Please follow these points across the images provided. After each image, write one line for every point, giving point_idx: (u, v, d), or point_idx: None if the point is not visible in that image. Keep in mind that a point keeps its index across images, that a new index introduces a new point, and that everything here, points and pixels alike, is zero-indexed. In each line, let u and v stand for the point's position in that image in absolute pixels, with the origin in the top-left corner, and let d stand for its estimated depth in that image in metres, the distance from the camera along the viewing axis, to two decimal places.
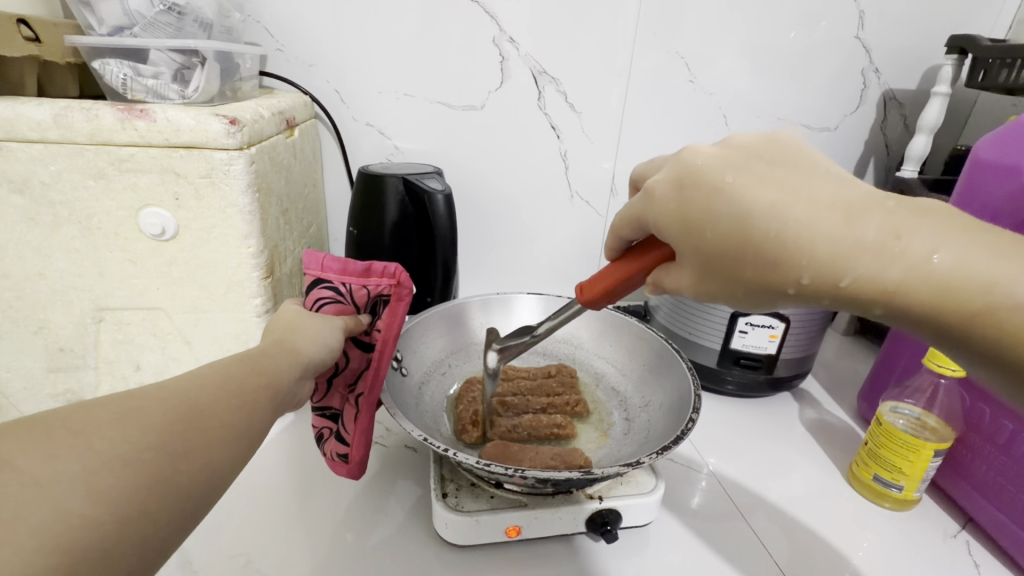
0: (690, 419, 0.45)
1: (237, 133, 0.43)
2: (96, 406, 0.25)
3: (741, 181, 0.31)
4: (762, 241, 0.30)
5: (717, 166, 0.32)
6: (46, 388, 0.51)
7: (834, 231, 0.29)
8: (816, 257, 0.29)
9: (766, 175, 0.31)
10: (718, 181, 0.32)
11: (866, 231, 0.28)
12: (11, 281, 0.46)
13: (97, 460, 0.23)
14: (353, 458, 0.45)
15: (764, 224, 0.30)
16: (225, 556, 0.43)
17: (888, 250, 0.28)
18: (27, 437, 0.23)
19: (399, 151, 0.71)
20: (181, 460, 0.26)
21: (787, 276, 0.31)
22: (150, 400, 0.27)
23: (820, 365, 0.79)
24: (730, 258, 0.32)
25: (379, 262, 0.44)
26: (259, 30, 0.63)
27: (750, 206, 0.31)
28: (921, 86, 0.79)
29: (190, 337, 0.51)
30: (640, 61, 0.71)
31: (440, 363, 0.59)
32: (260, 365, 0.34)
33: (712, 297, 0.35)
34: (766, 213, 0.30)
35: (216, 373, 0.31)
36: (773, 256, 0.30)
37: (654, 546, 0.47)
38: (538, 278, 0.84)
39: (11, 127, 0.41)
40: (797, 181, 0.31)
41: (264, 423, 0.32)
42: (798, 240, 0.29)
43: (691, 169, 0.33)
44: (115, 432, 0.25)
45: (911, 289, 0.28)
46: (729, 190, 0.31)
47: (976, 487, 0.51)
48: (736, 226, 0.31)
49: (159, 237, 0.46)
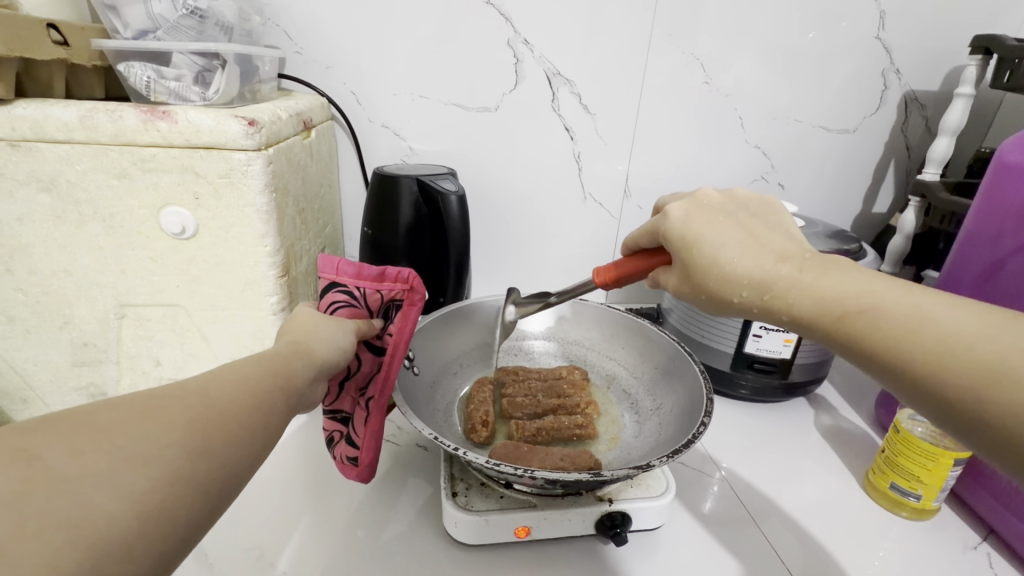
0: (701, 423, 0.44)
1: (255, 134, 0.44)
2: (118, 404, 0.26)
3: (723, 221, 0.36)
4: (727, 263, 0.35)
5: (712, 207, 0.38)
6: (70, 382, 0.52)
7: (772, 263, 0.34)
8: (756, 277, 0.34)
9: (743, 221, 0.37)
10: (712, 217, 0.37)
11: (793, 267, 0.33)
12: (38, 278, 0.48)
13: (120, 458, 0.24)
14: (362, 461, 0.45)
15: (728, 251, 0.35)
16: (239, 549, 0.43)
17: (807, 279, 0.32)
18: (54, 433, 0.24)
19: (413, 152, 0.72)
20: (199, 459, 0.26)
21: (734, 291, 0.35)
22: (171, 400, 0.27)
23: (836, 370, 0.78)
24: (700, 274, 0.36)
25: (393, 266, 0.45)
26: (278, 33, 0.64)
27: (726, 235, 0.35)
28: (944, 86, 0.77)
29: (208, 334, 0.52)
30: (655, 63, 0.70)
31: (452, 363, 0.60)
32: (276, 367, 0.34)
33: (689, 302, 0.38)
34: (730, 245, 0.35)
35: (233, 375, 0.31)
36: (727, 275, 0.35)
37: (664, 550, 0.47)
38: (551, 279, 0.84)
39: (40, 128, 0.42)
40: (760, 229, 0.36)
41: (278, 424, 0.32)
42: (744, 267, 0.34)
43: (695, 204, 0.38)
44: (136, 431, 0.25)
45: (820, 311, 0.32)
46: (716, 223, 0.36)
47: (999, 499, 0.50)
48: (710, 249, 0.35)
49: (179, 236, 0.47)
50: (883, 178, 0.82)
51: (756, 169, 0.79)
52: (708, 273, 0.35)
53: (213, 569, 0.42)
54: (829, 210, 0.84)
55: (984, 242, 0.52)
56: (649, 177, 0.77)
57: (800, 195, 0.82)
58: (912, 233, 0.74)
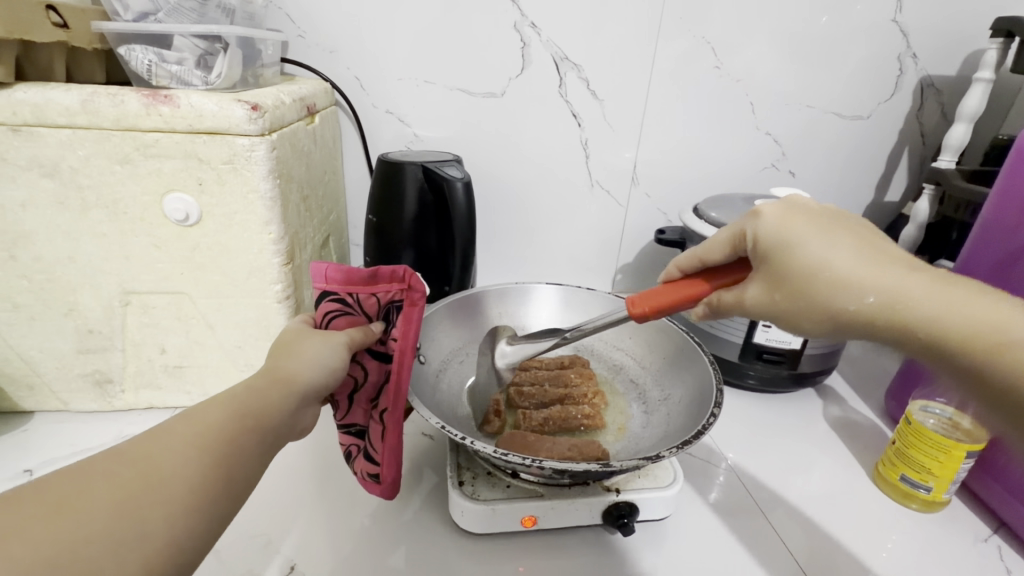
0: (711, 414, 0.44)
1: (258, 119, 0.43)
2: (67, 478, 0.25)
3: (828, 230, 0.33)
4: (839, 270, 0.32)
5: (812, 215, 0.35)
6: (76, 369, 0.52)
7: (893, 275, 0.31)
8: (877, 288, 0.31)
9: (845, 230, 0.34)
10: (813, 219, 0.34)
11: (920, 283, 0.31)
12: (41, 264, 0.47)
13: (62, 546, 0.23)
14: (384, 477, 0.43)
15: (841, 261, 0.32)
16: (247, 536, 0.44)
17: (936, 298, 0.30)
18: (62, 479, 0.25)
19: (418, 139, 0.71)
20: (191, 494, 0.27)
21: (848, 299, 0.32)
22: (122, 466, 0.26)
23: (844, 361, 0.77)
24: (802, 281, 0.33)
25: (386, 266, 0.42)
26: (281, 16, 0.63)
27: (833, 242, 0.33)
28: (962, 72, 0.75)
29: (212, 321, 0.52)
30: (665, 48, 0.69)
31: (458, 351, 0.59)
32: (246, 404, 0.31)
33: (772, 313, 0.35)
34: (842, 257, 0.32)
35: (195, 420, 0.29)
36: (838, 284, 0.32)
37: (671, 540, 0.46)
38: (558, 268, 0.83)
39: (41, 112, 0.41)
40: (871, 244, 0.33)
41: (253, 465, 0.30)
42: (862, 280, 0.31)
43: (794, 210, 0.35)
44: (82, 511, 0.24)
45: (958, 330, 0.29)
46: (821, 229, 0.33)
47: (1011, 491, 0.49)
48: (818, 257, 0.32)
49: (182, 222, 0.46)
50: (898, 165, 0.80)
51: (767, 156, 0.77)
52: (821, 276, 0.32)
53: (220, 555, 0.42)
54: (843, 198, 0.82)
55: (1000, 233, 0.51)
56: (657, 166, 0.76)
57: (813, 184, 0.80)
58: (924, 223, 0.72)
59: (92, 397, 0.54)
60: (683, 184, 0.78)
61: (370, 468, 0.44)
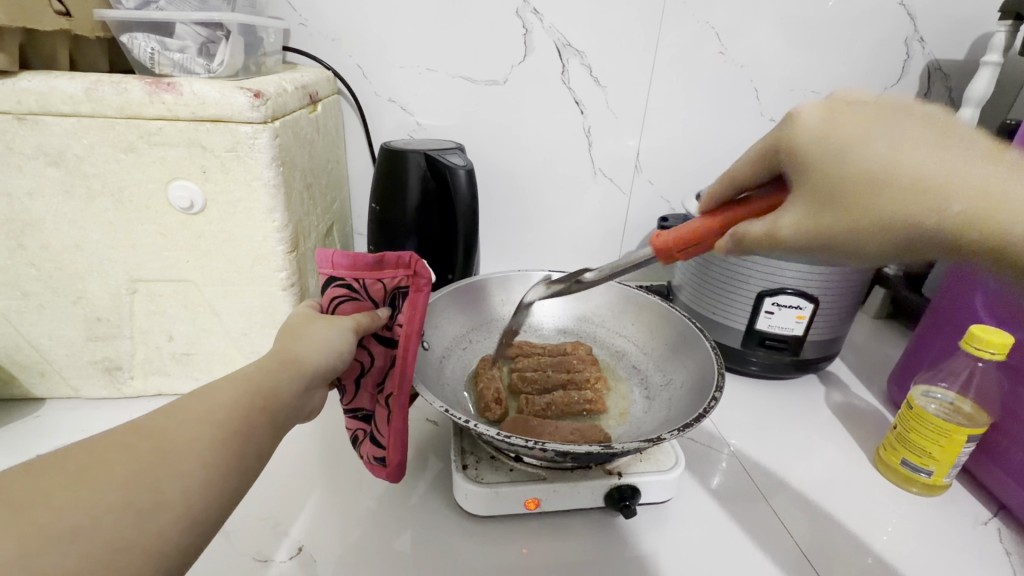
0: (713, 398, 0.44)
1: (260, 106, 0.43)
2: (82, 449, 0.25)
3: (892, 124, 0.29)
4: (916, 163, 0.28)
5: (871, 109, 0.31)
6: (86, 356, 0.53)
7: (979, 166, 0.27)
8: (965, 181, 0.27)
9: (913, 118, 0.30)
10: (871, 115, 0.30)
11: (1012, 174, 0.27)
12: (50, 252, 0.48)
13: (87, 515, 0.23)
14: (389, 461, 0.44)
15: (916, 151, 0.28)
16: (256, 518, 0.45)
17: None
18: (83, 450, 0.25)
19: (421, 127, 0.71)
20: (211, 467, 0.27)
21: (929, 198, 0.27)
22: (139, 438, 0.26)
23: (847, 348, 0.77)
24: (868, 184, 0.29)
25: (392, 252, 0.43)
26: (282, 4, 0.63)
27: (901, 134, 0.29)
28: (971, 55, 0.74)
29: (219, 309, 0.52)
30: (670, 33, 0.68)
31: (461, 338, 0.60)
32: (258, 384, 0.32)
33: (832, 235, 0.31)
34: (914, 151, 0.28)
35: (210, 397, 0.30)
36: (919, 179, 0.27)
37: (672, 523, 0.47)
38: (561, 257, 0.83)
39: (46, 101, 0.42)
40: (947, 135, 0.29)
41: (265, 443, 0.31)
42: (943, 175, 0.27)
43: (849, 107, 0.31)
44: (103, 480, 0.24)
45: None
46: (884, 123, 0.30)
47: (1011, 474, 0.49)
48: (888, 152, 0.28)
49: (187, 211, 0.47)
50: None
51: None
52: (866, 179, 0.29)
53: (229, 537, 0.43)
54: None
55: None
56: (661, 153, 0.76)
57: None
58: None
59: (101, 384, 0.55)
60: (687, 172, 0.77)
61: (376, 452, 0.44)
